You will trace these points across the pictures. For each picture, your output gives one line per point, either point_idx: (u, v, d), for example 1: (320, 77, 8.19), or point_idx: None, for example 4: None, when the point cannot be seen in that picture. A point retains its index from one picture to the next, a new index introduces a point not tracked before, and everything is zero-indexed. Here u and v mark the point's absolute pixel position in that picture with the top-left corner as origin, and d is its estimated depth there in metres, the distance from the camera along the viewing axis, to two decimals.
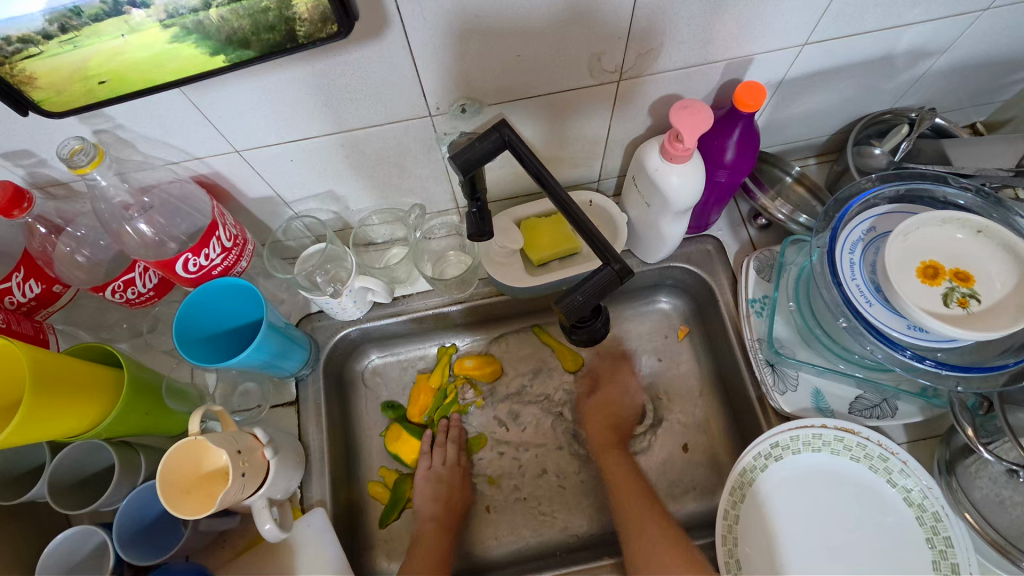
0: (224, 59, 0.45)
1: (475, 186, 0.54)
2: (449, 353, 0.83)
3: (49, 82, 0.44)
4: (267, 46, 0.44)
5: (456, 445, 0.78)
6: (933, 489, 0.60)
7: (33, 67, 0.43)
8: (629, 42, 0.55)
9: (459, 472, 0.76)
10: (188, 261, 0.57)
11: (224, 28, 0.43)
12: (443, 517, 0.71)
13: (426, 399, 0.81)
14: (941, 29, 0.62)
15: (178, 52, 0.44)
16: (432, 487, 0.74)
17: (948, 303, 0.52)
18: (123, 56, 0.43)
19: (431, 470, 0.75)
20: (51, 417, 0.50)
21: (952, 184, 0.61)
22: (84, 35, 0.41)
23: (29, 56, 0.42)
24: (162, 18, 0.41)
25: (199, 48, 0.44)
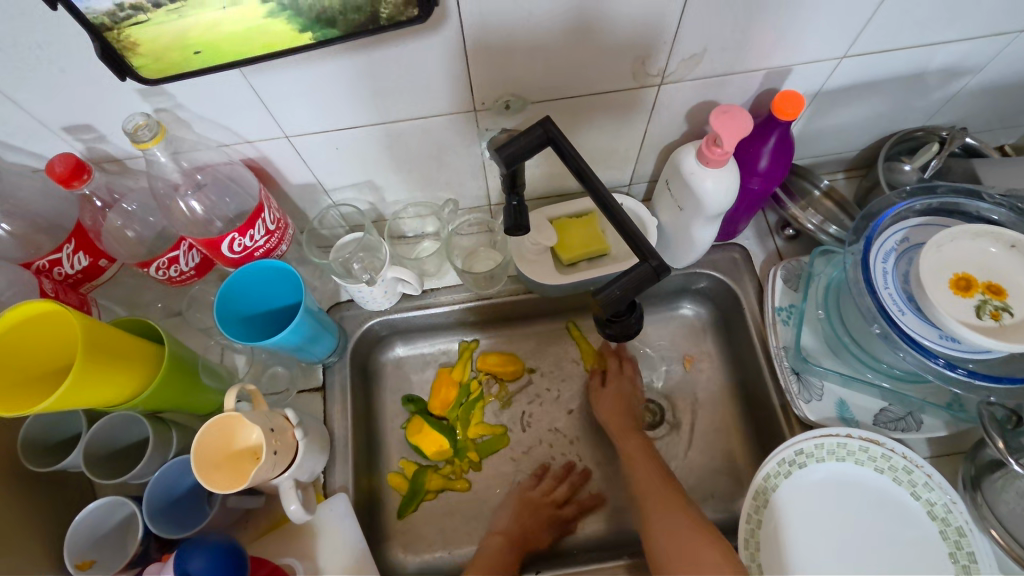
0: (312, 36, 0.46)
1: (515, 182, 0.55)
2: (471, 349, 0.83)
3: (149, 48, 0.45)
4: (353, 26, 0.46)
5: (555, 481, 0.77)
6: (957, 504, 0.60)
7: (139, 34, 0.43)
8: (675, 45, 0.56)
9: (547, 510, 0.74)
10: (234, 241, 0.59)
11: (316, 6, 0.44)
12: (513, 538, 0.71)
13: (449, 393, 0.80)
14: (977, 48, 0.63)
15: (270, 27, 0.45)
16: (517, 507, 0.74)
17: (981, 315, 0.52)
18: (219, 29, 0.44)
19: (524, 493, 0.75)
20: (96, 385, 0.51)
21: (986, 200, 0.61)
22: (190, 6, 0.42)
23: (137, 23, 0.42)
24: None
25: (290, 24, 0.45)
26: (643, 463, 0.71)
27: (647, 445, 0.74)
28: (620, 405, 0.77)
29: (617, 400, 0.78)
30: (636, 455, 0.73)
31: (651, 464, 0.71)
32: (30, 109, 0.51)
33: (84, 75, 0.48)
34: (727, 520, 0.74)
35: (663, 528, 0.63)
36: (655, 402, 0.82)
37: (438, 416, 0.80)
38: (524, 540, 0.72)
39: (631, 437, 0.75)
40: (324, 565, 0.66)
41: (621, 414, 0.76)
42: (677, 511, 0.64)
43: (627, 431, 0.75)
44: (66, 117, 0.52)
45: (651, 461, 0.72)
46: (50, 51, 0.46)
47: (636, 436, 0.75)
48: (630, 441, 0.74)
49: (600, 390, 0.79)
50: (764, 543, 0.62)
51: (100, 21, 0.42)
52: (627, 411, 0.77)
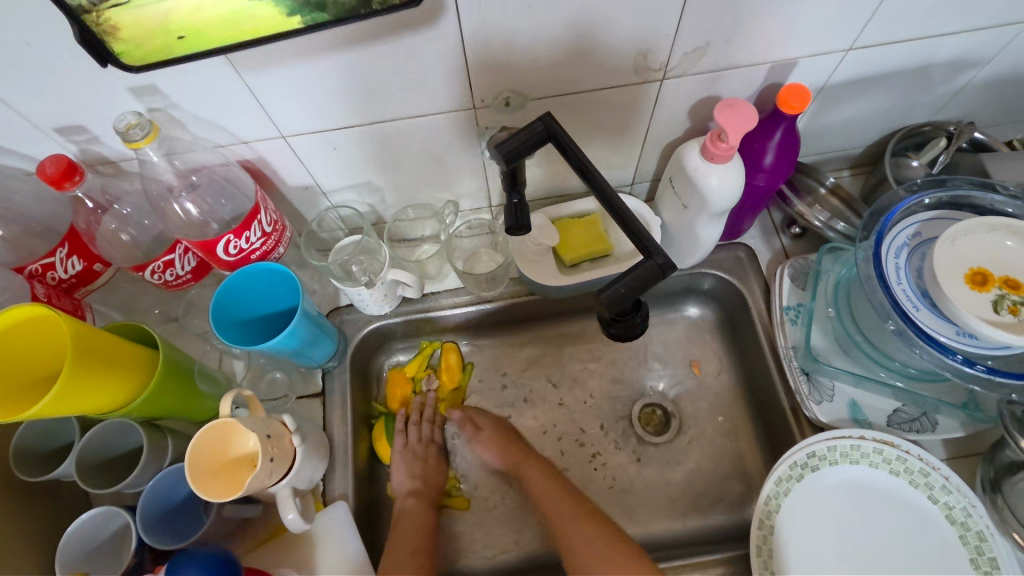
0: (301, 20, 0.44)
1: (516, 180, 0.54)
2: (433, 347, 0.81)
3: (130, 34, 0.43)
4: (344, 10, 0.44)
5: (427, 425, 0.76)
6: (977, 507, 0.58)
7: (119, 18, 0.41)
8: (676, 38, 0.55)
9: (432, 451, 0.75)
10: (229, 243, 0.58)
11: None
12: (423, 495, 0.70)
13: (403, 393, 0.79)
14: (987, 39, 0.62)
15: (256, 10, 0.42)
16: (410, 463, 0.72)
17: (998, 310, 0.51)
18: (202, 13, 0.42)
19: (407, 448, 0.73)
20: (86, 391, 0.50)
21: (1000, 193, 0.60)
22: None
23: (117, 6, 0.40)
24: None
25: (279, 7, 0.43)
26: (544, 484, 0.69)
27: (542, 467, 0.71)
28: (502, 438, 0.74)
29: (495, 433, 0.74)
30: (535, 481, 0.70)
31: (551, 483, 0.69)
32: (21, 109, 0.50)
33: (74, 73, 0.47)
34: (738, 526, 0.72)
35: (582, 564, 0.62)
36: (660, 406, 0.80)
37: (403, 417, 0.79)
38: (429, 489, 0.71)
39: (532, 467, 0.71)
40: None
41: (508, 446, 0.73)
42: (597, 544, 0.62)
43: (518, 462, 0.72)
44: (57, 118, 0.51)
45: (559, 490, 0.68)
46: (39, 48, 0.45)
47: (542, 465, 0.71)
48: (533, 470, 0.71)
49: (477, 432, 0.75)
50: (778, 550, 0.60)
51: (78, 4, 0.39)
52: (513, 438, 0.74)
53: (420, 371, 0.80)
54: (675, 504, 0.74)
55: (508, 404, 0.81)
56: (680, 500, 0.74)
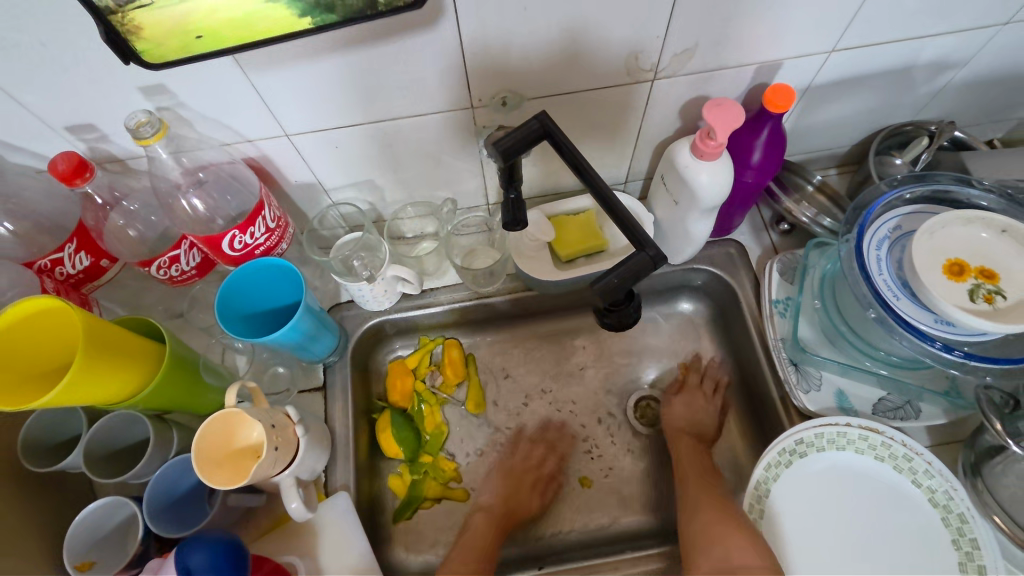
0: (311, 21, 0.46)
1: (513, 176, 0.56)
2: (432, 344, 0.82)
3: (152, 34, 0.44)
4: (351, 11, 0.46)
5: (542, 450, 0.78)
6: (958, 491, 0.60)
7: (143, 18, 0.43)
8: (667, 40, 0.57)
9: (540, 478, 0.76)
10: (234, 238, 0.60)
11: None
12: (490, 512, 0.74)
13: (404, 386, 0.80)
14: (963, 41, 0.65)
15: (269, 12, 0.44)
16: (497, 483, 0.76)
17: (974, 299, 0.53)
18: (219, 14, 0.44)
19: (507, 463, 0.78)
20: (96, 381, 0.51)
21: (976, 187, 0.62)
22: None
23: (141, 7, 0.42)
24: None
25: (290, 9, 0.45)
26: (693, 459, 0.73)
27: (700, 452, 0.74)
28: (689, 413, 0.78)
29: (687, 408, 0.78)
30: (691, 463, 0.72)
31: (703, 466, 0.72)
32: (34, 108, 0.52)
33: (86, 73, 0.49)
34: (729, 513, 0.74)
35: (697, 517, 0.65)
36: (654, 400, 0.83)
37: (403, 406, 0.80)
38: (509, 509, 0.74)
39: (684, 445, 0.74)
40: (326, 563, 0.65)
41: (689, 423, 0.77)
42: (708, 507, 0.66)
43: (679, 433, 0.76)
44: (68, 116, 0.53)
45: (699, 466, 0.72)
46: (54, 49, 0.46)
47: (688, 440, 0.75)
48: (682, 442, 0.74)
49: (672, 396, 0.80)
50: (767, 533, 0.62)
51: (105, 4, 0.41)
52: (693, 422, 0.77)
53: (422, 366, 0.81)
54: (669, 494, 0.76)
55: (513, 399, 0.83)
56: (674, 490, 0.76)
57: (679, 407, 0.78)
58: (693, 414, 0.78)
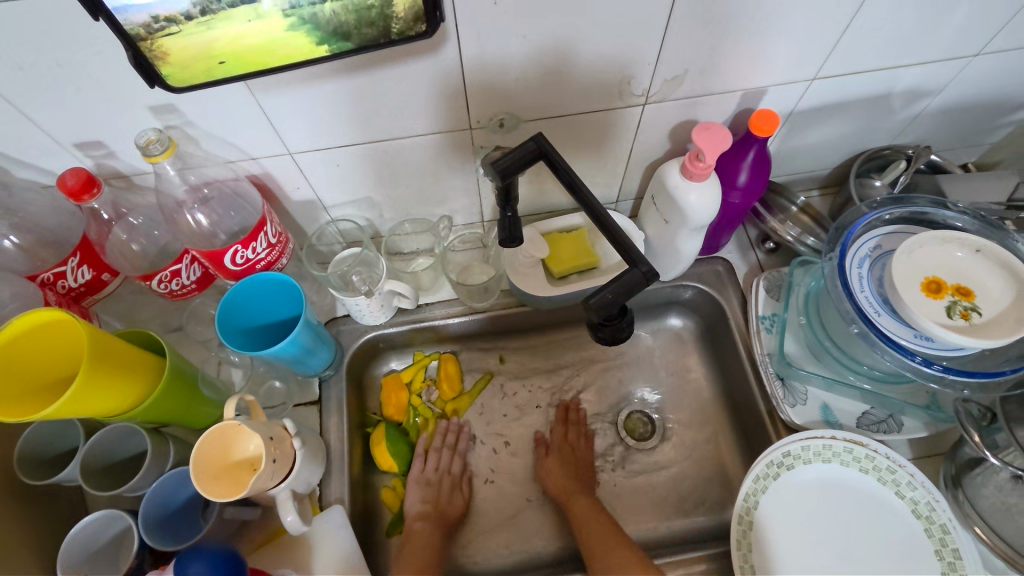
0: (328, 49, 0.48)
1: (509, 196, 0.58)
2: (427, 359, 0.84)
3: (178, 59, 0.46)
4: (366, 40, 0.48)
5: (448, 455, 0.79)
6: (940, 502, 0.62)
7: (170, 44, 0.45)
8: (658, 66, 0.60)
9: (449, 479, 0.77)
10: (237, 253, 0.61)
11: (332, 21, 0.46)
12: (431, 518, 0.72)
13: (398, 400, 0.82)
14: (937, 72, 0.68)
15: (290, 39, 0.46)
16: (423, 490, 0.75)
17: (951, 315, 0.56)
18: (245, 40, 0.46)
19: (423, 474, 0.76)
20: (98, 394, 0.52)
21: (951, 209, 0.66)
22: (219, 19, 0.44)
23: (170, 34, 0.44)
24: (286, 8, 0.44)
25: (308, 37, 0.47)
26: (590, 509, 0.72)
27: (594, 503, 0.73)
28: (565, 467, 0.77)
29: (564, 468, 0.77)
30: (584, 512, 0.72)
31: (594, 512, 0.71)
32: (44, 125, 0.53)
33: (101, 92, 0.51)
34: (720, 527, 0.76)
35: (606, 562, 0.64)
36: (647, 416, 0.84)
37: (395, 419, 0.81)
38: (441, 513, 0.74)
39: (576, 496, 0.74)
40: None
41: (569, 477, 0.76)
42: (619, 548, 0.65)
43: (573, 491, 0.75)
44: (78, 133, 0.55)
45: (588, 509, 0.72)
46: (70, 70, 0.48)
47: (582, 494, 0.74)
48: (575, 498, 0.74)
49: (544, 459, 0.78)
50: (756, 545, 0.63)
51: (136, 32, 0.43)
52: (574, 474, 0.77)
53: (416, 381, 0.83)
54: (660, 508, 0.77)
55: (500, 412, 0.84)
56: (666, 503, 0.77)
57: (552, 459, 0.78)
58: (567, 455, 0.79)
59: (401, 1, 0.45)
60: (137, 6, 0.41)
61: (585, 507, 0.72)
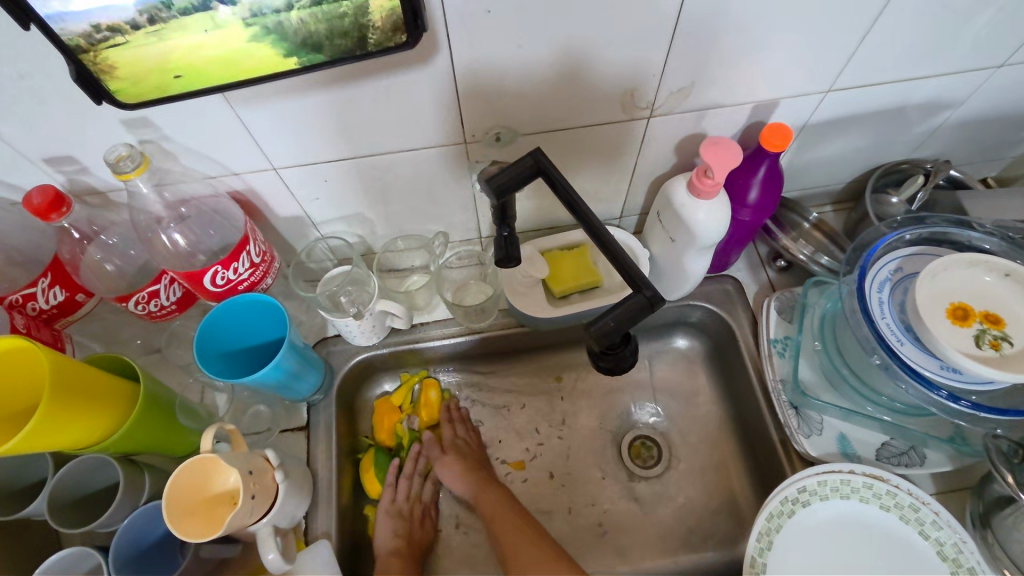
0: (297, 61, 0.45)
1: (506, 213, 0.54)
2: (421, 380, 0.80)
3: (128, 71, 0.43)
4: (339, 51, 0.45)
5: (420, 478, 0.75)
6: (968, 543, 0.58)
7: (116, 56, 0.42)
8: (659, 78, 0.57)
9: (419, 508, 0.73)
10: (217, 274, 0.58)
11: (301, 31, 0.43)
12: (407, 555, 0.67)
13: (389, 423, 0.77)
14: (957, 84, 0.65)
15: (254, 51, 0.43)
16: (395, 523, 0.70)
17: (980, 345, 0.52)
18: (204, 51, 0.42)
19: (395, 503, 0.71)
20: (63, 426, 0.48)
21: (977, 230, 0.62)
22: (170, 29, 0.40)
23: (114, 45, 0.41)
24: (247, 16, 0.41)
25: (275, 49, 0.44)
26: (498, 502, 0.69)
27: (505, 492, 0.71)
28: (465, 461, 0.74)
29: (461, 459, 0.74)
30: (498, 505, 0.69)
31: (505, 507, 0.68)
32: (9, 140, 0.50)
33: (67, 106, 0.48)
34: (729, 563, 0.71)
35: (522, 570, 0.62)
36: (653, 441, 0.80)
37: (388, 444, 0.77)
38: (412, 543, 0.70)
39: (483, 492, 0.71)
40: None
41: (472, 469, 0.73)
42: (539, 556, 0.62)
43: (482, 484, 0.71)
44: (46, 148, 0.51)
45: (496, 500, 0.69)
46: (30, 82, 0.45)
47: (490, 487, 0.71)
48: (484, 495, 0.70)
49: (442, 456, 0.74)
50: None
51: (75, 43, 0.40)
52: (476, 463, 0.74)
53: (408, 404, 0.79)
54: (665, 541, 0.73)
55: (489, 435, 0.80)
56: (671, 536, 0.73)
57: (450, 453, 0.74)
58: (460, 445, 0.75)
59: (378, 9, 0.42)
60: (75, 15, 0.38)
61: (497, 501, 0.69)
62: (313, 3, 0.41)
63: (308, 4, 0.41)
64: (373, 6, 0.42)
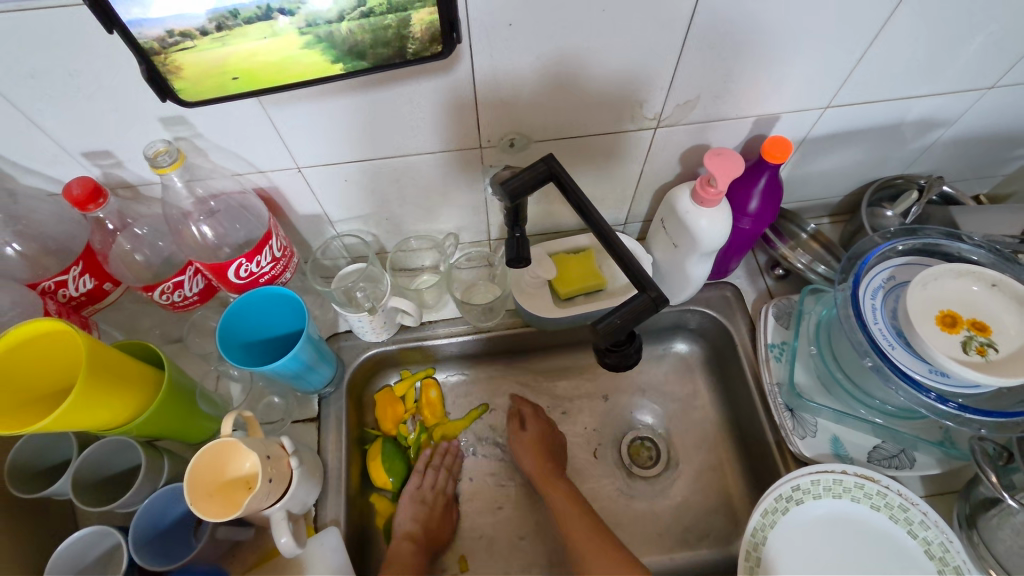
0: (343, 67, 0.48)
1: (518, 217, 0.57)
2: (426, 374, 0.83)
3: (191, 73, 0.46)
4: (380, 60, 0.48)
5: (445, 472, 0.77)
6: (955, 542, 0.60)
7: (184, 59, 0.45)
8: (670, 91, 0.60)
9: (442, 499, 0.75)
10: (241, 266, 0.60)
11: (349, 40, 0.46)
12: (418, 541, 0.71)
13: (392, 413, 0.80)
14: (951, 103, 0.68)
15: (303, 58, 0.47)
16: (415, 508, 0.73)
17: (967, 350, 0.54)
18: (259, 57, 0.46)
19: (418, 490, 0.75)
20: (96, 406, 0.51)
21: (966, 242, 0.64)
22: (234, 35, 0.43)
23: (184, 49, 0.44)
24: (302, 26, 0.44)
25: (324, 55, 0.47)
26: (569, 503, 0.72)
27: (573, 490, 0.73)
28: (537, 450, 0.77)
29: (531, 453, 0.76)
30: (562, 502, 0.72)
31: (575, 505, 0.71)
32: (53, 134, 0.53)
33: (114, 104, 0.51)
34: (724, 561, 0.74)
35: None
36: (653, 442, 0.82)
37: (390, 432, 0.80)
38: (428, 537, 0.72)
39: (555, 486, 0.74)
40: None
41: (540, 462, 0.76)
42: (606, 551, 0.65)
43: (552, 479, 0.74)
44: (86, 142, 0.54)
45: (563, 492, 0.73)
46: (82, 80, 0.48)
47: (561, 484, 0.74)
48: (555, 490, 0.73)
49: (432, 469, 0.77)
50: None
51: (150, 45, 0.43)
52: (545, 457, 0.77)
53: (411, 397, 0.82)
54: (663, 539, 0.75)
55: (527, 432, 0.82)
56: (669, 534, 0.75)
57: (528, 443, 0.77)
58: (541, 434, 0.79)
59: (420, 22, 0.46)
60: (152, 21, 0.41)
61: (560, 495, 0.73)
62: (361, 15, 0.44)
63: (357, 15, 0.45)
64: (415, 19, 0.45)
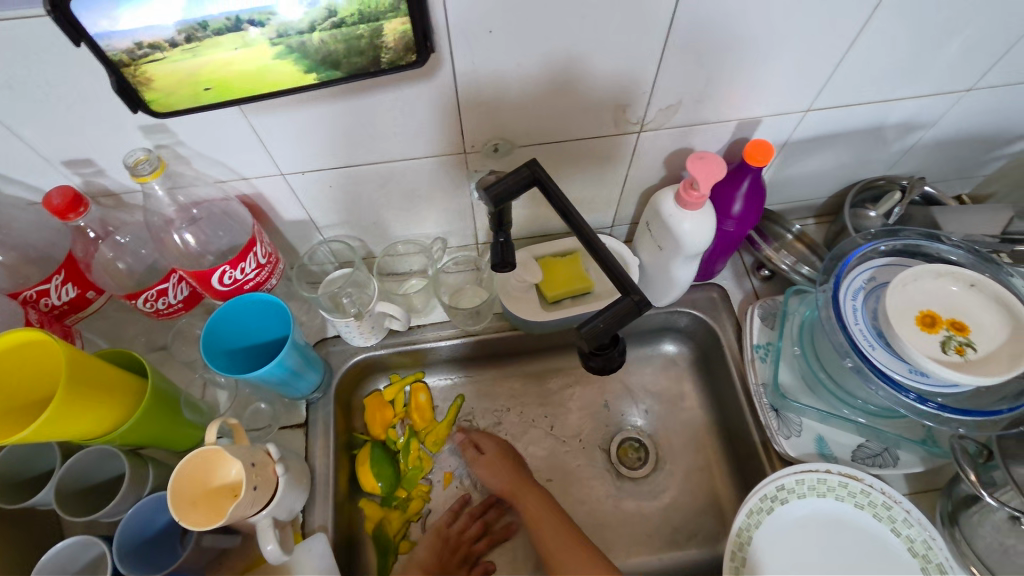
0: (316, 77, 0.48)
1: (502, 220, 0.56)
2: (416, 378, 0.84)
3: (163, 84, 0.46)
4: (355, 69, 0.48)
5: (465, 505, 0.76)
6: (937, 540, 0.61)
7: (155, 70, 0.44)
8: (651, 96, 0.60)
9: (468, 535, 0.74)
10: (225, 273, 0.60)
11: (322, 50, 0.46)
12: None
13: (381, 416, 0.80)
14: (929, 105, 0.69)
15: (278, 67, 0.47)
16: (436, 544, 0.72)
17: (946, 350, 0.55)
18: (233, 66, 0.46)
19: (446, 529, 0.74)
20: (76, 416, 0.51)
21: (946, 243, 0.65)
22: (205, 46, 0.43)
23: (155, 60, 0.44)
24: (273, 37, 0.44)
25: (296, 65, 0.47)
26: (542, 505, 0.72)
27: (544, 494, 0.73)
28: (502, 460, 0.76)
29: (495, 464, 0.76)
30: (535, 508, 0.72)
31: (547, 507, 0.71)
32: (32, 144, 0.53)
33: (92, 113, 0.50)
34: (712, 561, 0.74)
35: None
36: (642, 444, 0.82)
37: (378, 436, 0.79)
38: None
39: (527, 492, 0.73)
40: None
41: (512, 474, 0.75)
42: (577, 551, 0.66)
43: (522, 487, 0.74)
44: (66, 151, 0.54)
45: (536, 494, 0.73)
46: (59, 90, 0.48)
47: (533, 487, 0.74)
48: (528, 494, 0.73)
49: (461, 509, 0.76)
50: None
51: (118, 58, 0.43)
52: (511, 465, 0.76)
53: (399, 401, 0.82)
54: (651, 540, 0.76)
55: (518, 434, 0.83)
56: (657, 535, 0.76)
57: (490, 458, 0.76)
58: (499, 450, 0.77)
59: (392, 32, 0.46)
60: (122, 33, 0.41)
61: (533, 501, 0.72)
62: (334, 25, 0.44)
63: (328, 26, 0.45)
64: (387, 29, 0.45)
